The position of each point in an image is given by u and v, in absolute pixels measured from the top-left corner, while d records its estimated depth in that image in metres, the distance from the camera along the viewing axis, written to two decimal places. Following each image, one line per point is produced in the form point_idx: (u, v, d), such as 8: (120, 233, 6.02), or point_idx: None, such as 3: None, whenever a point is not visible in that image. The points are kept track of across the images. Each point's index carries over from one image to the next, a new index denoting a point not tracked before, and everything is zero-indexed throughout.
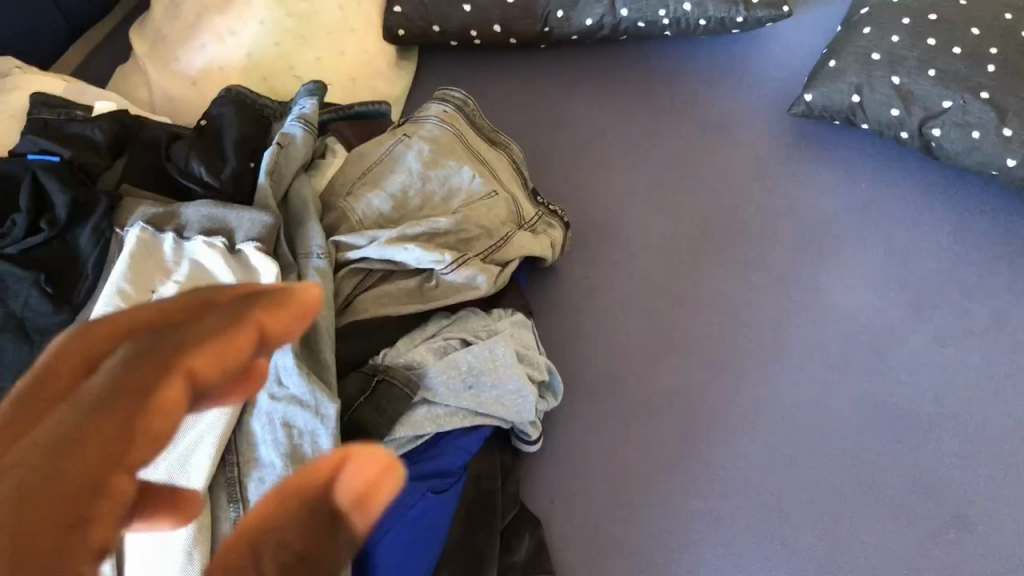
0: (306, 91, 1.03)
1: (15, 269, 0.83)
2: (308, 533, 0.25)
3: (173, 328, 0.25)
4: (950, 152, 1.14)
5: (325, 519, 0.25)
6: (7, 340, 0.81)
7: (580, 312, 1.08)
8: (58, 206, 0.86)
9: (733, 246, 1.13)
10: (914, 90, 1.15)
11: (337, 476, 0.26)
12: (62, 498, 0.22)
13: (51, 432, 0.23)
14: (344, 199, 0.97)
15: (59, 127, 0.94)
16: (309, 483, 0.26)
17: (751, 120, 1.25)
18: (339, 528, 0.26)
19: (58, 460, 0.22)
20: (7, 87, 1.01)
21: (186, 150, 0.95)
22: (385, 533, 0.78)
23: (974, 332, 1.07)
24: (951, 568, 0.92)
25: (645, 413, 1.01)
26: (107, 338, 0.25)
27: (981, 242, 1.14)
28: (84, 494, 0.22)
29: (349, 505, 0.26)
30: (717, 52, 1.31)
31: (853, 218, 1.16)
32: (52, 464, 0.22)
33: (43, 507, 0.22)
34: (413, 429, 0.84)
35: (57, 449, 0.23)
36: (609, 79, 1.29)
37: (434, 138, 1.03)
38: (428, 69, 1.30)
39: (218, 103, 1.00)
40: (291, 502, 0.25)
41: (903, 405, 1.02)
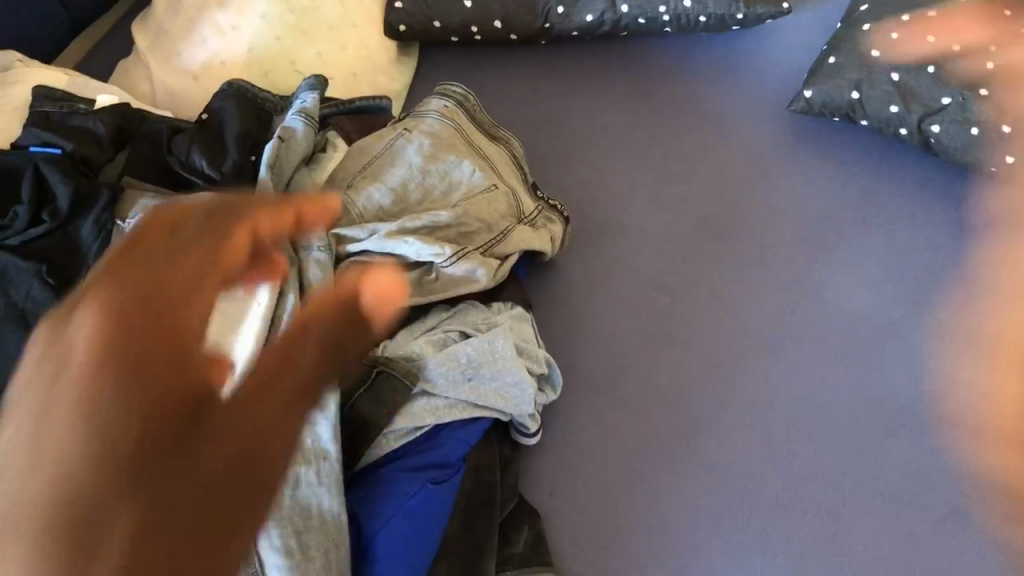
0: (307, 85, 1.03)
1: (17, 260, 0.84)
2: (344, 331, 0.33)
3: (231, 208, 0.33)
4: (949, 148, 1.15)
5: (354, 322, 0.33)
6: (9, 330, 0.82)
7: (579, 307, 1.08)
8: (60, 198, 0.87)
9: (732, 241, 1.14)
10: (914, 87, 1.15)
11: (358, 292, 0.33)
12: (165, 322, 0.29)
13: (146, 268, 0.30)
14: (344, 193, 0.98)
15: (61, 120, 0.94)
16: (336, 292, 0.33)
17: (750, 117, 1.25)
18: (365, 330, 0.33)
19: (152, 293, 0.30)
20: (9, 80, 1.02)
21: (188, 143, 0.95)
22: (385, 522, 0.80)
23: (973, 327, 1.07)
24: (949, 562, 0.92)
25: (644, 407, 1.01)
26: (169, 226, 0.31)
27: (980, 238, 1.14)
28: (177, 317, 0.30)
29: (370, 311, 0.33)
30: (718, 48, 1.32)
31: (853, 214, 1.16)
32: (148, 296, 0.30)
33: (155, 324, 0.29)
34: (413, 420, 0.85)
35: (152, 282, 0.30)
36: (610, 75, 1.29)
37: (434, 132, 1.04)
38: (429, 65, 1.30)
39: (219, 96, 1.01)
40: (329, 310, 0.33)
41: (902, 400, 1.02)
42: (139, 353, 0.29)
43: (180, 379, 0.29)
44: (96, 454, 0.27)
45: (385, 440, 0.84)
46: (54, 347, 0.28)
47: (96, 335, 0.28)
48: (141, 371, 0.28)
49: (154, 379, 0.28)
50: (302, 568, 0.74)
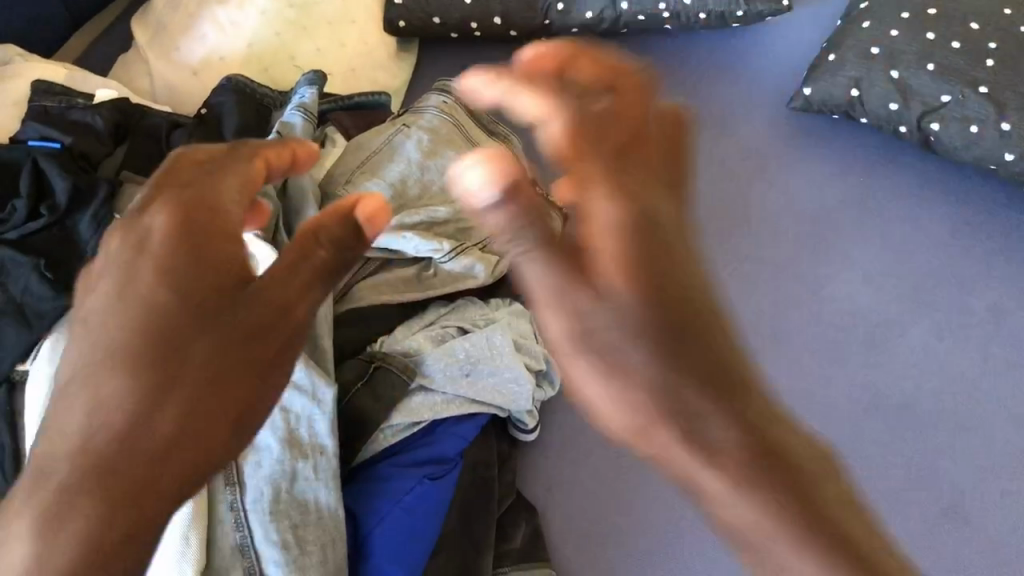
0: (306, 80, 1.03)
1: (14, 253, 0.83)
2: (342, 236, 0.53)
3: (249, 152, 0.54)
4: (949, 146, 1.15)
5: (353, 230, 0.54)
6: (7, 324, 0.81)
7: None
8: (59, 192, 0.87)
9: (731, 238, 1.14)
10: (913, 84, 1.15)
11: (355, 207, 0.54)
12: (215, 224, 0.51)
13: (199, 190, 0.52)
14: (343, 188, 0.98)
15: (60, 115, 0.94)
16: (336, 212, 0.53)
17: (750, 114, 1.25)
18: (361, 237, 0.54)
19: (203, 206, 0.51)
20: (7, 74, 1.02)
21: (187, 139, 0.96)
22: (382, 517, 0.80)
23: (972, 325, 1.07)
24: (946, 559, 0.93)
25: None
26: (209, 165, 0.53)
27: (980, 236, 1.14)
28: (220, 218, 0.51)
29: (363, 222, 0.54)
30: (718, 45, 1.31)
31: (853, 211, 1.16)
32: (201, 210, 0.51)
33: (204, 222, 0.51)
34: (411, 415, 0.85)
35: (201, 199, 0.51)
36: None
37: (433, 127, 1.04)
38: (429, 61, 1.30)
39: (218, 92, 1.01)
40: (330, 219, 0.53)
41: (899, 397, 1.02)
42: (192, 240, 0.50)
43: (218, 260, 0.50)
44: (168, 296, 0.49)
45: (383, 435, 0.84)
46: (136, 234, 0.51)
47: (174, 226, 0.50)
48: (188, 248, 0.50)
49: (190, 256, 0.50)
50: (298, 563, 0.74)
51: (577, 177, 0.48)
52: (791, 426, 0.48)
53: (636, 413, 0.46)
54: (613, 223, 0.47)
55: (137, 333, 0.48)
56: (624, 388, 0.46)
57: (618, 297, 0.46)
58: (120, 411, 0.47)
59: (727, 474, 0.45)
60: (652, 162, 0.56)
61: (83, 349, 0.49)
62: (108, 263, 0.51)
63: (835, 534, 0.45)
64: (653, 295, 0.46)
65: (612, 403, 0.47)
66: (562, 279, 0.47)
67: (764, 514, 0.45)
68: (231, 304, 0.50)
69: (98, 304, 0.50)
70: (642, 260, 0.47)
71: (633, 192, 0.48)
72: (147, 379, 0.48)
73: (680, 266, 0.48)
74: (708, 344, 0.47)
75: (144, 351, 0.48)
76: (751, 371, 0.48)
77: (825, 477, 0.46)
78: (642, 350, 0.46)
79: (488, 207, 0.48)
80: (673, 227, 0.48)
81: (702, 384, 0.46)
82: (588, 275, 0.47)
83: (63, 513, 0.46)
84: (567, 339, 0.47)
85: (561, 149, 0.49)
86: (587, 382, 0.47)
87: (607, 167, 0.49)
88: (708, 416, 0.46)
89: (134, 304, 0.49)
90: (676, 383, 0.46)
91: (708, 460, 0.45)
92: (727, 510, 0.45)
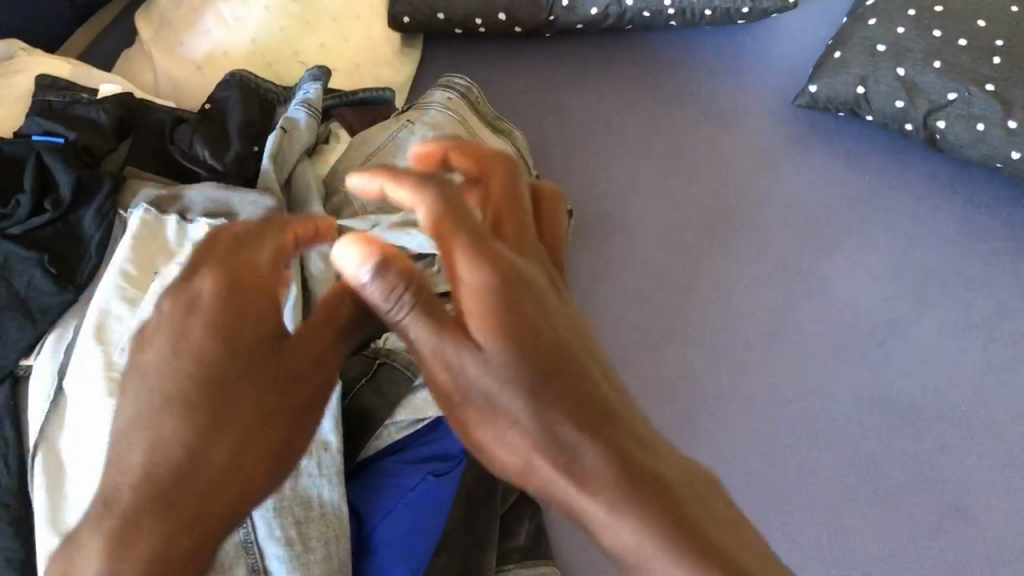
0: (310, 76, 1.03)
1: (18, 248, 0.83)
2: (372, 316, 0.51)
3: (285, 223, 0.51)
4: (954, 144, 1.15)
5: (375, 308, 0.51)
6: (10, 319, 0.81)
7: (582, 300, 1.08)
8: (63, 186, 0.87)
9: (736, 235, 1.13)
10: (919, 82, 1.15)
11: None
12: (268, 296, 0.48)
13: (246, 259, 0.48)
14: (347, 183, 0.97)
15: (64, 109, 0.94)
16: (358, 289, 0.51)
17: (755, 111, 1.25)
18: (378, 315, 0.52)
19: (251, 277, 0.48)
20: (12, 69, 1.02)
21: (190, 134, 0.95)
22: (386, 514, 0.80)
23: (977, 323, 1.07)
24: (947, 557, 0.93)
25: (645, 399, 1.01)
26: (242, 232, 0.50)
27: (985, 234, 1.14)
28: (266, 289, 0.48)
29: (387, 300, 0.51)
30: (723, 42, 1.31)
31: (858, 208, 1.16)
32: (249, 280, 0.48)
33: (260, 293, 0.48)
34: (415, 412, 0.83)
35: (249, 270, 0.48)
36: (614, 69, 1.29)
37: (438, 123, 1.03)
38: (433, 56, 1.29)
39: (223, 87, 1.00)
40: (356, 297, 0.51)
41: (904, 396, 1.02)
42: (247, 305, 0.47)
43: (269, 334, 0.47)
44: (220, 352, 0.46)
45: (387, 432, 0.84)
46: (184, 296, 0.47)
47: (224, 289, 0.47)
48: (239, 307, 0.47)
49: (240, 320, 0.47)
50: (300, 560, 0.74)
51: (445, 250, 0.47)
52: (662, 449, 0.46)
53: (517, 455, 0.45)
54: (481, 291, 0.46)
55: (194, 386, 0.45)
56: (502, 436, 0.45)
57: (489, 353, 0.45)
58: (179, 460, 0.45)
59: (599, 498, 0.43)
60: (528, 232, 0.52)
61: (134, 402, 0.45)
62: (157, 323, 0.47)
63: (698, 539, 0.43)
64: (529, 347, 0.46)
65: (493, 446, 0.46)
66: (436, 342, 0.46)
67: (642, 529, 0.43)
68: (281, 363, 0.48)
69: (149, 360, 0.46)
70: (512, 317, 0.46)
71: (496, 261, 0.47)
72: (206, 432, 0.45)
73: (547, 326, 0.47)
74: (576, 384, 0.46)
75: (202, 407, 0.45)
76: (623, 404, 0.47)
77: (690, 486, 0.45)
78: (516, 399, 0.45)
79: (366, 287, 0.46)
80: (536, 294, 0.48)
81: (578, 423, 0.44)
82: (460, 341, 0.46)
83: (127, 544, 0.43)
84: (447, 394, 0.46)
85: (429, 233, 0.48)
86: (476, 434, 0.46)
87: (471, 238, 0.47)
88: (585, 447, 0.44)
89: (188, 359, 0.46)
90: (554, 406, 0.45)
91: (586, 495, 0.44)
92: (607, 533, 0.44)
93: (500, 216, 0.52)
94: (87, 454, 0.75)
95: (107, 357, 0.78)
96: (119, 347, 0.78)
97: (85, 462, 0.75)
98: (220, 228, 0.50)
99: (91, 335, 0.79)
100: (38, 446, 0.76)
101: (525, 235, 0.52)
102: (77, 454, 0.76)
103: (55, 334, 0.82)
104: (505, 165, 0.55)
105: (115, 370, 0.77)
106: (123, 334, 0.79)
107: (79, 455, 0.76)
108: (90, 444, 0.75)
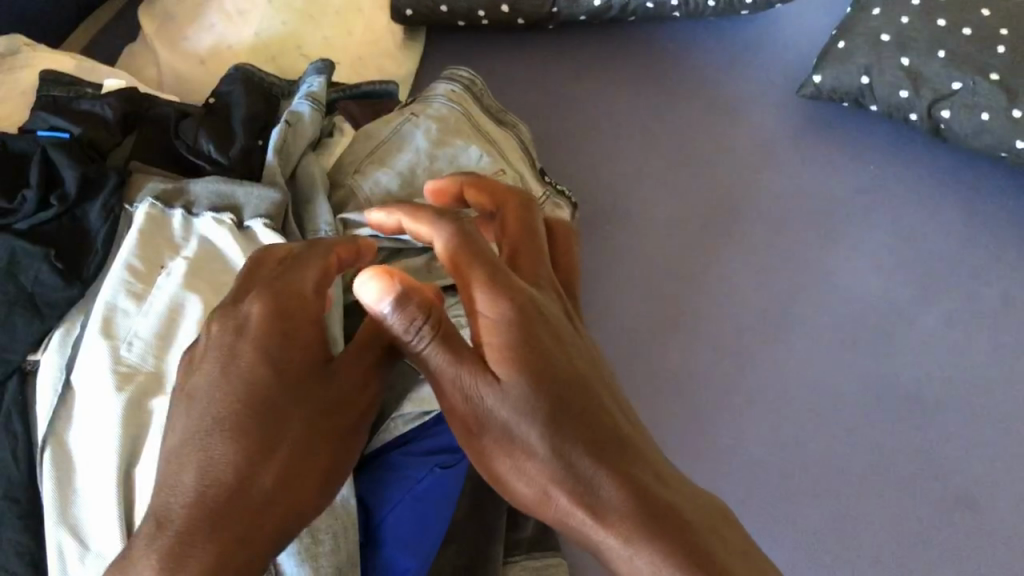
0: (314, 69, 1.03)
1: (25, 243, 0.83)
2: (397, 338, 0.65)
3: (318, 251, 0.65)
4: (959, 134, 1.14)
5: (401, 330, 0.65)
6: (17, 314, 0.81)
7: (588, 291, 1.08)
8: (68, 181, 0.87)
9: (741, 226, 1.13)
10: (924, 72, 1.15)
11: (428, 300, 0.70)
12: (304, 320, 0.61)
13: (284, 289, 0.62)
14: (352, 176, 0.97)
15: (69, 103, 0.95)
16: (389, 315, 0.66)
17: (759, 103, 1.25)
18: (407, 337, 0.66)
19: (290, 304, 0.61)
20: (18, 64, 1.02)
21: (195, 127, 0.95)
22: (393, 507, 0.80)
23: (982, 313, 1.07)
24: (955, 546, 0.93)
25: (651, 389, 1.01)
26: (278, 262, 0.64)
27: (990, 224, 1.14)
28: (305, 313, 0.61)
29: None
30: (726, 33, 1.31)
31: (862, 198, 1.16)
32: (289, 308, 0.61)
33: (296, 318, 0.61)
34: (422, 404, 0.82)
35: (287, 299, 0.61)
36: (618, 61, 1.29)
37: (442, 116, 1.03)
38: (435, 49, 1.29)
39: (227, 81, 1.01)
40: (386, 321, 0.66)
41: (909, 386, 1.02)
42: (284, 330, 0.60)
43: (305, 353, 0.60)
44: (265, 372, 0.58)
45: (394, 424, 0.82)
46: (233, 321, 0.59)
47: (266, 317, 0.60)
48: (279, 332, 0.59)
49: (282, 341, 0.59)
50: (309, 553, 0.72)
51: (465, 287, 0.60)
52: (671, 481, 0.55)
53: (536, 483, 0.56)
54: (495, 325, 0.59)
55: (242, 404, 0.56)
56: (523, 466, 0.56)
57: (508, 388, 0.57)
58: (225, 473, 0.54)
59: (615, 527, 0.52)
60: (536, 261, 0.66)
61: (189, 421, 0.56)
62: (210, 346, 0.59)
63: (705, 561, 0.50)
64: (542, 384, 0.57)
65: (515, 477, 0.57)
66: (460, 373, 0.58)
67: (648, 550, 0.51)
68: (313, 383, 0.60)
69: (202, 381, 0.57)
70: (526, 354, 0.58)
71: (510, 296, 0.59)
72: (255, 444, 0.56)
73: (561, 360, 0.59)
74: (588, 418, 0.56)
75: (249, 421, 0.56)
76: (632, 436, 0.57)
77: (700, 515, 0.53)
78: (533, 430, 0.56)
79: (388, 316, 0.58)
80: (547, 329, 0.60)
81: (587, 450, 0.55)
82: (483, 373, 0.58)
83: (183, 557, 0.51)
84: (473, 423, 0.58)
85: (449, 264, 0.61)
86: (501, 463, 0.57)
87: (487, 276, 0.60)
88: (598, 476, 0.54)
89: (237, 379, 0.57)
90: (569, 442, 0.55)
91: (598, 518, 0.53)
92: (617, 558, 0.52)
93: (514, 250, 0.67)
94: (96, 448, 0.76)
95: (115, 352, 0.79)
96: (128, 342, 0.80)
97: (94, 455, 0.75)
98: (260, 257, 0.64)
99: (99, 330, 0.80)
100: (47, 440, 0.77)
101: (535, 266, 0.66)
102: (86, 447, 0.76)
103: (62, 329, 0.83)
104: (517, 203, 0.70)
105: (125, 364, 0.78)
106: (131, 328, 0.80)
107: (88, 448, 0.76)
108: (98, 437, 0.76)
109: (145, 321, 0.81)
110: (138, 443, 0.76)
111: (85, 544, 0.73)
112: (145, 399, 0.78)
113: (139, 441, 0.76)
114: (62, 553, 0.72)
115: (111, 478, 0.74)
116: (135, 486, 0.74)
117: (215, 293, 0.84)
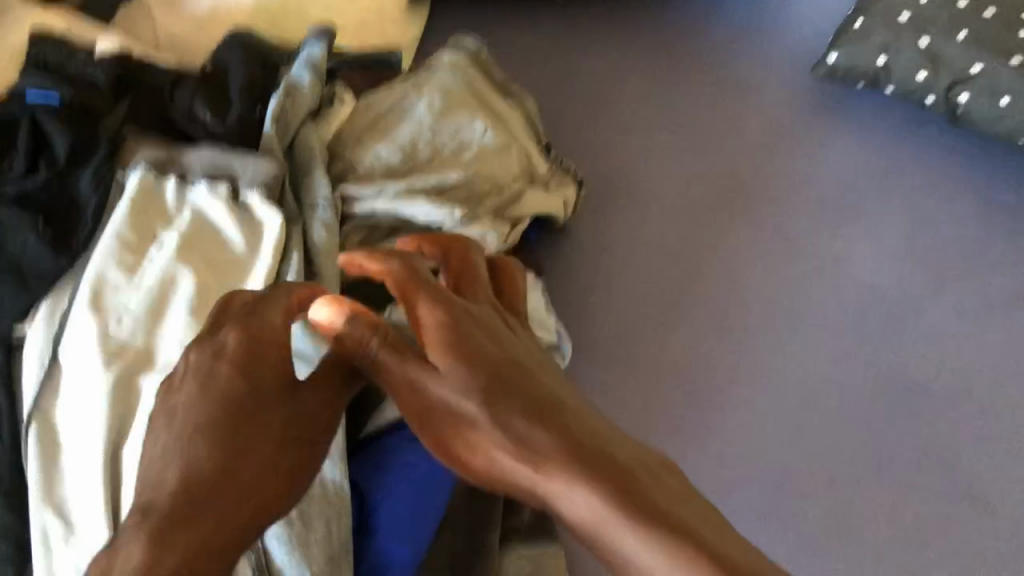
0: (314, 34, 0.99)
1: (11, 212, 0.81)
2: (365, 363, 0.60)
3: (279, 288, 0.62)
4: (977, 119, 1.12)
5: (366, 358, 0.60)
6: (4, 285, 0.79)
7: (592, 272, 1.05)
8: (58, 148, 0.84)
9: (749, 210, 1.11)
10: (944, 54, 1.11)
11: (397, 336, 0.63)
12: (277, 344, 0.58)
13: (255, 316, 0.59)
14: (352, 148, 0.94)
15: (58, 67, 0.91)
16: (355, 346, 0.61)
17: (773, 81, 1.21)
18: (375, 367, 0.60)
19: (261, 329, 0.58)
20: (5, 22, 0.98)
21: (191, 94, 0.92)
22: (388, 492, 0.78)
23: (995, 305, 1.04)
24: (961, 544, 0.91)
25: (654, 375, 0.99)
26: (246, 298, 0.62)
27: (1005, 213, 1.11)
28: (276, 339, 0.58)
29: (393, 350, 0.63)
30: (740, 9, 1.28)
31: (874, 182, 1.13)
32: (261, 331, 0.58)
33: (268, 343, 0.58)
34: None
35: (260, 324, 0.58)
36: (628, 34, 1.25)
37: (446, 87, 0.99)
38: (440, 15, 1.25)
39: (224, 45, 0.96)
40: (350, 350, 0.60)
41: (919, 378, 1.00)
42: (258, 353, 0.57)
43: (282, 374, 0.57)
44: (243, 387, 0.55)
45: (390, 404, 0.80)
46: (210, 346, 0.57)
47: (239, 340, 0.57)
48: (254, 354, 0.57)
49: (257, 361, 0.56)
50: (299, 538, 0.70)
51: (407, 302, 0.55)
52: (610, 435, 0.48)
53: (477, 452, 0.48)
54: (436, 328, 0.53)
55: (221, 416, 0.53)
56: (464, 438, 0.49)
57: (444, 372, 0.50)
58: (205, 480, 0.50)
59: (555, 476, 0.45)
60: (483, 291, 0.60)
61: (166, 436, 0.53)
62: (186, 373, 0.56)
63: (649, 506, 0.43)
64: (475, 361, 0.50)
65: (458, 454, 0.49)
66: (403, 371, 0.52)
67: (593, 499, 0.43)
68: (288, 403, 0.56)
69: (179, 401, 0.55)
70: (466, 339, 0.52)
71: (450, 305, 0.54)
72: (233, 454, 0.52)
73: (502, 350, 0.52)
74: (520, 383, 0.49)
75: (226, 430, 0.53)
76: (569, 401, 0.50)
77: (641, 465, 0.46)
78: (468, 401, 0.49)
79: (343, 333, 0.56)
80: (488, 333, 0.53)
81: (525, 411, 0.48)
82: (422, 363, 0.52)
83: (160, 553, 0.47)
84: (420, 416, 0.52)
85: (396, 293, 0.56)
86: (447, 444, 0.50)
87: (428, 292, 0.55)
88: (535, 432, 0.46)
89: (214, 395, 0.54)
90: (505, 403, 0.48)
91: (536, 468, 0.46)
92: (564, 507, 0.45)
93: (459, 282, 0.61)
94: (82, 428, 0.73)
95: (103, 328, 0.76)
96: (118, 317, 0.77)
97: (79, 435, 0.73)
98: (228, 296, 0.62)
99: (87, 305, 0.77)
100: (31, 417, 0.75)
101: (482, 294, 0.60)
102: (71, 427, 0.74)
103: (49, 301, 0.79)
104: (461, 242, 0.65)
105: (113, 340, 0.76)
106: (122, 303, 0.78)
107: (73, 428, 0.74)
108: (85, 417, 0.74)
109: (136, 295, 0.78)
110: (126, 423, 0.73)
111: (70, 526, 0.71)
112: (134, 376, 0.75)
113: (127, 420, 0.74)
114: (46, 535, 0.71)
115: (99, 460, 0.72)
116: (122, 468, 0.72)
117: (208, 268, 0.81)
